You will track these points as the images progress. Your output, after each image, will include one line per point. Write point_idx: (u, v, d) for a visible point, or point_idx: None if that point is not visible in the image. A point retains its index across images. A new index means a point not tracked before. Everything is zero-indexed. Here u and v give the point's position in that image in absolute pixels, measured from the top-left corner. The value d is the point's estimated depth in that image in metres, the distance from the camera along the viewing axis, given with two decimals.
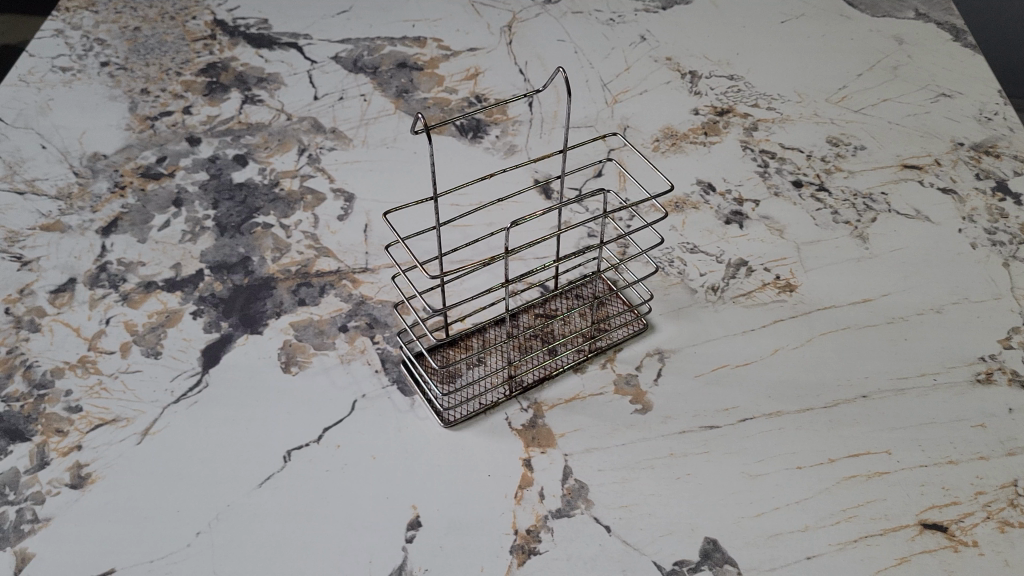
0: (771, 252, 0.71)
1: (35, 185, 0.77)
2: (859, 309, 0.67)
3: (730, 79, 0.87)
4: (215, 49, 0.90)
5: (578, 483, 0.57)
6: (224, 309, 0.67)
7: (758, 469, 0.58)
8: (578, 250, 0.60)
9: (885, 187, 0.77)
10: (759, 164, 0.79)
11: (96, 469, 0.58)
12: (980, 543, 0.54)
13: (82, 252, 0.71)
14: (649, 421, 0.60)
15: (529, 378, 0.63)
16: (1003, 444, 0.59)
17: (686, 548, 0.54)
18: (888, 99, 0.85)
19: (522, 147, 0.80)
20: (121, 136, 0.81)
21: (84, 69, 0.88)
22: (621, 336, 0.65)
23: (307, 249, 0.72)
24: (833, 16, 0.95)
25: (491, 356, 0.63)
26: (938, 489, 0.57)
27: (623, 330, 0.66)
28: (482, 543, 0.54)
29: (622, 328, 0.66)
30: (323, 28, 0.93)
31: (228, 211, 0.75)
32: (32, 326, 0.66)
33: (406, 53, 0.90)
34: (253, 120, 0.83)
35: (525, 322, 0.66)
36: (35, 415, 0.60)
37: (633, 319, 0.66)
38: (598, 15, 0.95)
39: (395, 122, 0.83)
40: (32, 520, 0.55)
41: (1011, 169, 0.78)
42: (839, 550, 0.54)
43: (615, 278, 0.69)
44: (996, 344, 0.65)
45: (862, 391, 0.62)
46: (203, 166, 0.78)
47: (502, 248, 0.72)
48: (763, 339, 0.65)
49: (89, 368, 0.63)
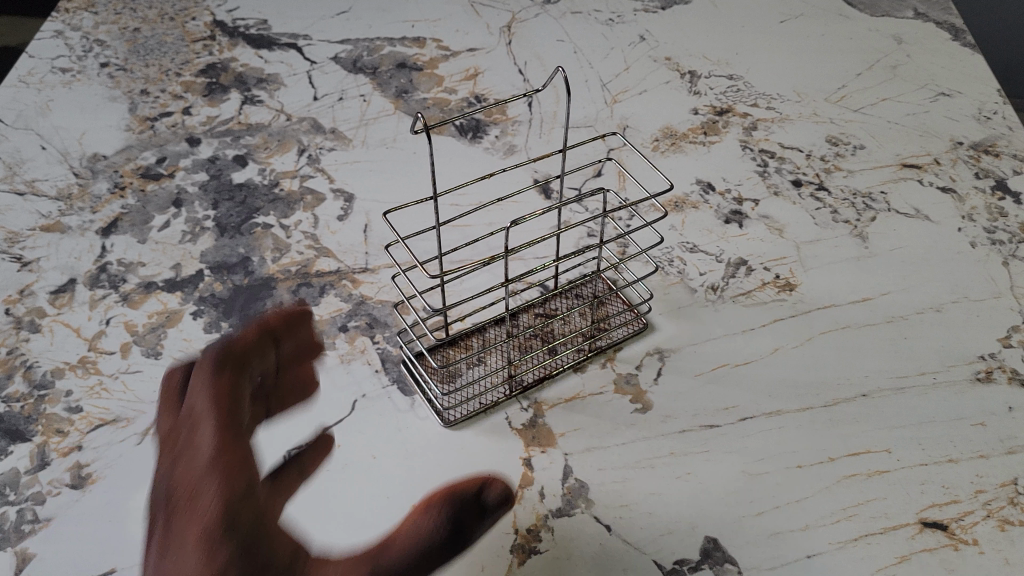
0: (771, 252, 0.72)
1: (35, 186, 0.77)
2: (858, 308, 0.67)
3: (729, 78, 0.87)
4: (215, 50, 0.90)
5: (578, 482, 0.57)
6: (224, 309, 0.67)
7: (758, 467, 0.58)
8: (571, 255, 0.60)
9: (885, 186, 0.77)
10: (759, 164, 0.79)
11: (96, 469, 0.58)
12: (980, 542, 0.54)
13: (83, 253, 0.71)
14: (649, 420, 0.60)
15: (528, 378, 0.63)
16: (1003, 443, 0.59)
17: (686, 546, 0.54)
18: (886, 98, 0.85)
19: (522, 147, 0.80)
20: (120, 137, 0.82)
21: (83, 71, 0.89)
22: (620, 335, 0.65)
23: (307, 249, 0.72)
24: (831, 16, 0.95)
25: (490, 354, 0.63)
26: (939, 488, 0.57)
27: (623, 329, 0.66)
28: (483, 542, 0.55)
29: (622, 326, 0.66)
30: (323, 28, 0.93)
31: (228, 212, 0.75)
32: (32, 327, 0.66)
33: (406, 53, 0.90)
34: (253, 121, 0.83)
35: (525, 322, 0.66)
36: (36, 416, 0.60)
37: (633, 318, 0.66)
38: (598, 15, 0.95)
39: (394, 123, 0.83)
40: (32, 521, 0.55)
41: (1010, 167, 0.78)
42: (840, 548, 0.54)
43: (614, 278, 0.69)
44: (995, 342, 0.65)
45: (862, 389, 0.62)
46: (203, 167, 0.78)
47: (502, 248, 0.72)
48: (763, 338, 0.65)
49: (89, 369, 0.63)
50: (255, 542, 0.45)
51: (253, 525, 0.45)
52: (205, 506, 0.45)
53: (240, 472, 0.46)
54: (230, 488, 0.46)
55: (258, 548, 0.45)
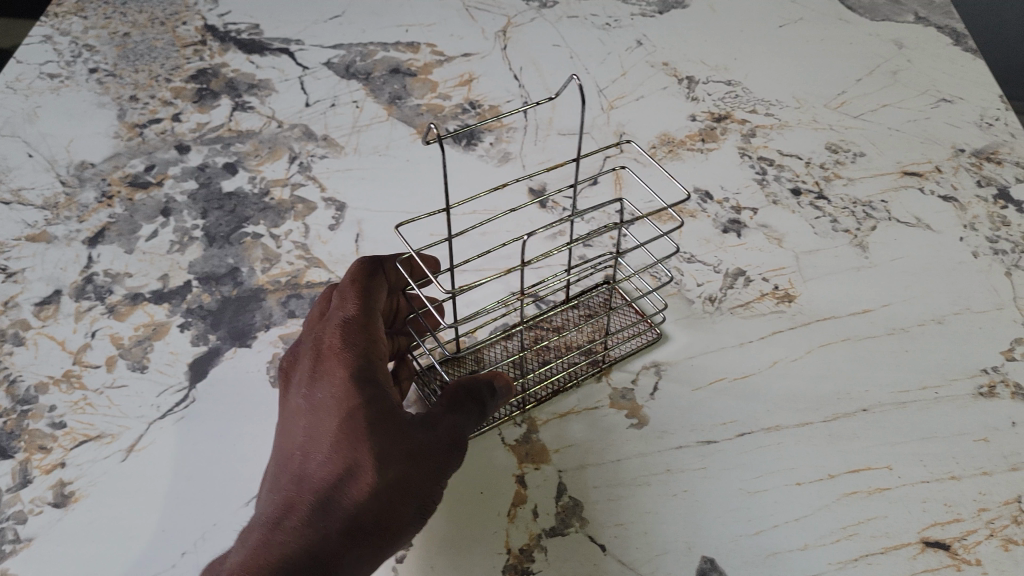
0: (769, 262, 0.70)
1: (21, 195, 0.76)
2: (858, 320, 0.66)
3: (727, 84, 0.86)
4: (206, 55, 0.89)
5: (572, 501, 0.56)
6: (212, 322, 0.66)
7: (757, 485, 0.56)
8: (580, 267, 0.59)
9: (886, 194, 0.76)
10: (757, 172, 0.78)
11: (79, 487, 0.57)
12: (983, 562, 0.53)
13: (68, 263, 0.70)
14: (645, 436, 0.59)
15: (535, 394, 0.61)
16: (1006, 459, 0.58)
17: (683, 567, 0.53)
18: (886, 104, 0.84)
19: (517, 154, 0.79)
20: (109, 144, 0.80)
21: (72, 76, 0.87)
22: (631, 350, 0.64)
23: (298, 260, 0.70)
24: (831, 20, 0.94)
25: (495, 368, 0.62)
26: (940, 506, 0.55)
27: (633, 342, 0.64)
28: (475, 563, 0.53)
29: (632, 340, 0.65)
30: (315, 33, 0.92)
31: (217, 221, 0.73)
32: (16, 340, 0.65)
33: (399, 58, 0.89)
34: (244, 128, 0.82)
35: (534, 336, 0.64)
36: (18, 432, 0.59)
37: (646, 332, 0.65)
38: (595, 20, 0.94)
39: (387, 129, 0.82)
40: (13, 541, 0.54)
41: (1013, 175, 0.77)
42: (840, 569, 0.52)
43: (627, 289, 0.68)
44: (998, 355, 0.64)
45: (862, 404, 0.61)
46: (192, 175, 0.77)
47: (496, 259, 0.71)
48: (761, 351, 0.64)
49: (74, 383, 0.62)
50: (386, 425, 0.46)
51: (380, 416, 0.46)
52: (331, 408, 0.47)
53: (357, 371, 0.47)
54: (351, 387, 0.47)
55: (390, 432, 0.46)
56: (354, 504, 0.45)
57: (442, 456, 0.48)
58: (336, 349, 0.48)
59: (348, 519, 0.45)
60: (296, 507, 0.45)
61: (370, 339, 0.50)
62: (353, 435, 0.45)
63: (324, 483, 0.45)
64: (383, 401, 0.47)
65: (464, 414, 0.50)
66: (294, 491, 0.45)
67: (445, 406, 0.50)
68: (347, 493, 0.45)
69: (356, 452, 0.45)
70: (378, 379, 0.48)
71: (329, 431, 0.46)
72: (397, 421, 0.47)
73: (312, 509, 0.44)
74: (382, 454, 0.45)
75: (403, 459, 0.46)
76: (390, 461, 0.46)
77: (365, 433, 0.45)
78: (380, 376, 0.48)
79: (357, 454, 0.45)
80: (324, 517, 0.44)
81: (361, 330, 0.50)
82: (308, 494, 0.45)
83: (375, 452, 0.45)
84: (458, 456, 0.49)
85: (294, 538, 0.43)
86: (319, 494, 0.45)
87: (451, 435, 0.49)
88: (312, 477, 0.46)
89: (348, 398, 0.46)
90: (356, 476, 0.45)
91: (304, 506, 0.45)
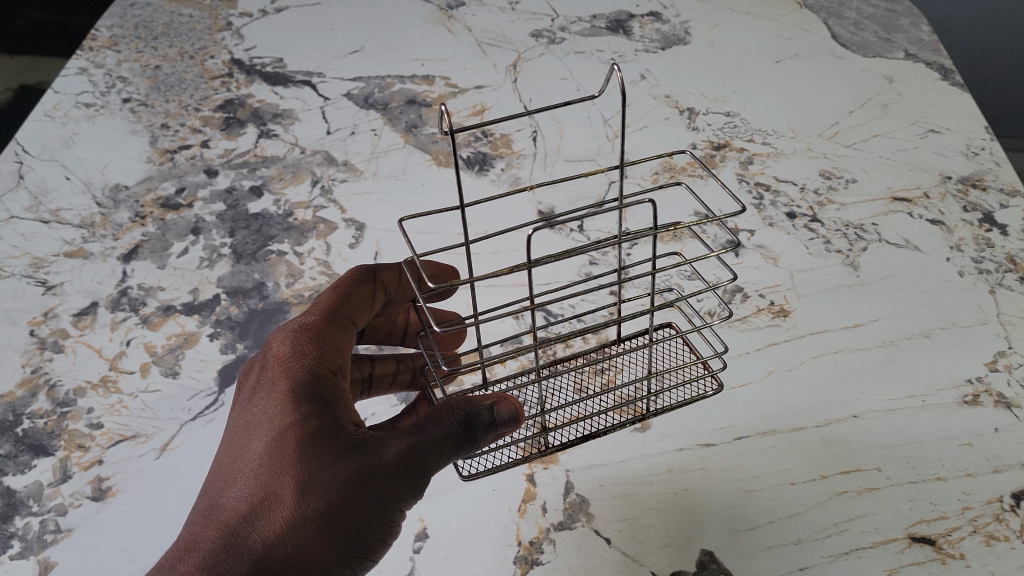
0: (765, 279, 0.75)
1: (59, 215, 0.81)
2: (850, 333, 0.70)
3: (726, 115, 0.91)
4: (233, 87, 0.94)
5: (579, 497, 0.60)
6: (239, 332, 0.70)
7: (753, 484, 0.60)
8: (620, 304, 0.55)
9: (877, 218, 0.80)
10: (755, 197, 0.82)
11: (116, 483, 0.60)
12: (967, 556, 0.56)
13: (104, 278, 0.75)
14: (648, 438, 0.63)
15: (564, 438, 0.57)
16: (989, 461, 0.61)
17: (683, 560, 0.56)
18: (877, 135, 0.89)
19: (527, 179, 0.84)
20: (141, 168, 0.85)
21: (106, 106, 0.93)
22: (683, 398, 0.59)
23: (320, 275, 0.74)
24: (826, 57, 0.99)
25: (521, 398, 0.61)
26: (927, 505, 0.58)
27: (679, 392, 0.60)
28: (488, 553, 0.57)
29: (685, 392, 0.60)
30: (336, 66, 0.97)
31: (244, 239, 0.78)
32: (55, 347, 0.69)
33: (415, 90, 0.94)
34: (268, 154, 0.86)
35: (556, 352, 0.68)
36: (59, 431, 0.63)
37: (705, 384, 0.60)
38: (600, 55, 0.99)
39: (404, 156, 0.86)
40: (54, 531, 0.58)
41: (997, 202, 0.80)
42: (831, 562, 0.55)
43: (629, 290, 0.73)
44: (982, 367, 0.67)
45: (853, 411, 0.64)
46: (220, 198, 0.82)
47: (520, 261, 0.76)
48: (757, 362, 0.68)
49: (110, 388, 0.66)
50: (314, 451, 0.48)
51: (308, 439, 0.48)
52: (261, 430, 0.50)
53: (289, 399, 0.50)
54: (286, 411, 0.49)
55: (319, 459, 0.47)
56: (260, 536, 0.47)
57: (388, 483, 0.47)
58: (281, 368, 0.52)
59: (255, 549, 0.47)
60: (203, 538, 0.47)
61: (322, 358, 0.53)
62: (276, 462, 0.48)
63: (235, 513, 0.47)
64: (319, 424, 0.49)
65: (433, 438, 0.47)
66: (208, 514, 0.48)
67: (410, 428, 0.48)
68: (256, 524, 0.47)
69: (274, 480, 0.47)
70: (319, 400, 0.50)
71: (254, 455, 0.49)
72: (332, 447, 0.48)
73: (218, 539, 0.46)
74: (302, 483, 0.47)
75: (331, 490, 0.47)
76: (311, 491, 0.47)
77: (288, 461, 0.48)
78: (323, 396, 0.50)
79: (274, 483, 0.47)
80: (228, 554, 0.46)
81: (314, 345, 0.53)
82: (223, 521, 0.47)
83: (295, 481, 0.47)
84: (410, 483, 0.48)
85: (196, 569, 0.46)
86: (230, 522, 0.47)
87: (404, 460, 0.47)
88: (229, 505, 0.48)
89: (278, 420, 0.49)
90: (270, 506, 0.47)
91: (212, 534, 0.47)
